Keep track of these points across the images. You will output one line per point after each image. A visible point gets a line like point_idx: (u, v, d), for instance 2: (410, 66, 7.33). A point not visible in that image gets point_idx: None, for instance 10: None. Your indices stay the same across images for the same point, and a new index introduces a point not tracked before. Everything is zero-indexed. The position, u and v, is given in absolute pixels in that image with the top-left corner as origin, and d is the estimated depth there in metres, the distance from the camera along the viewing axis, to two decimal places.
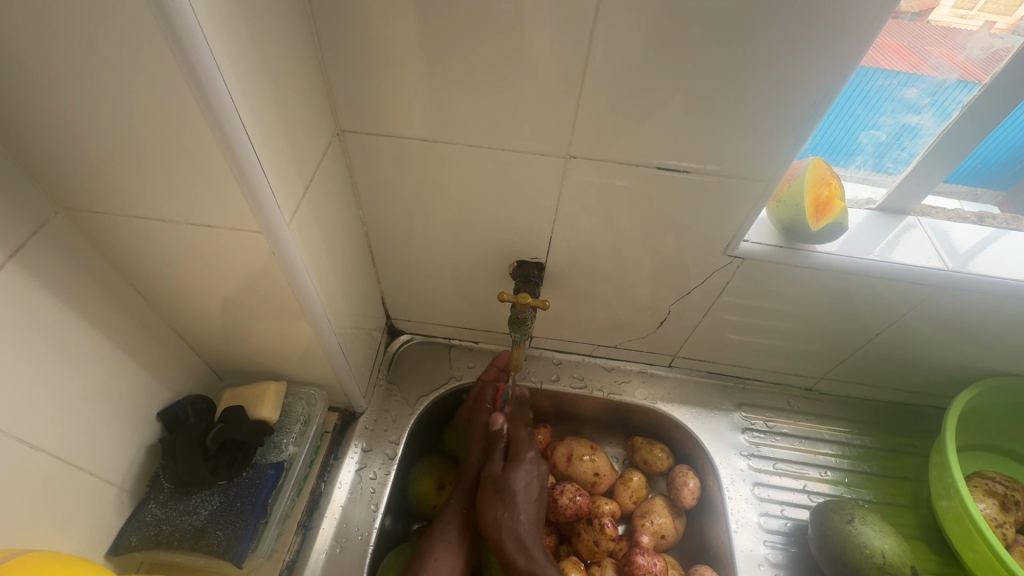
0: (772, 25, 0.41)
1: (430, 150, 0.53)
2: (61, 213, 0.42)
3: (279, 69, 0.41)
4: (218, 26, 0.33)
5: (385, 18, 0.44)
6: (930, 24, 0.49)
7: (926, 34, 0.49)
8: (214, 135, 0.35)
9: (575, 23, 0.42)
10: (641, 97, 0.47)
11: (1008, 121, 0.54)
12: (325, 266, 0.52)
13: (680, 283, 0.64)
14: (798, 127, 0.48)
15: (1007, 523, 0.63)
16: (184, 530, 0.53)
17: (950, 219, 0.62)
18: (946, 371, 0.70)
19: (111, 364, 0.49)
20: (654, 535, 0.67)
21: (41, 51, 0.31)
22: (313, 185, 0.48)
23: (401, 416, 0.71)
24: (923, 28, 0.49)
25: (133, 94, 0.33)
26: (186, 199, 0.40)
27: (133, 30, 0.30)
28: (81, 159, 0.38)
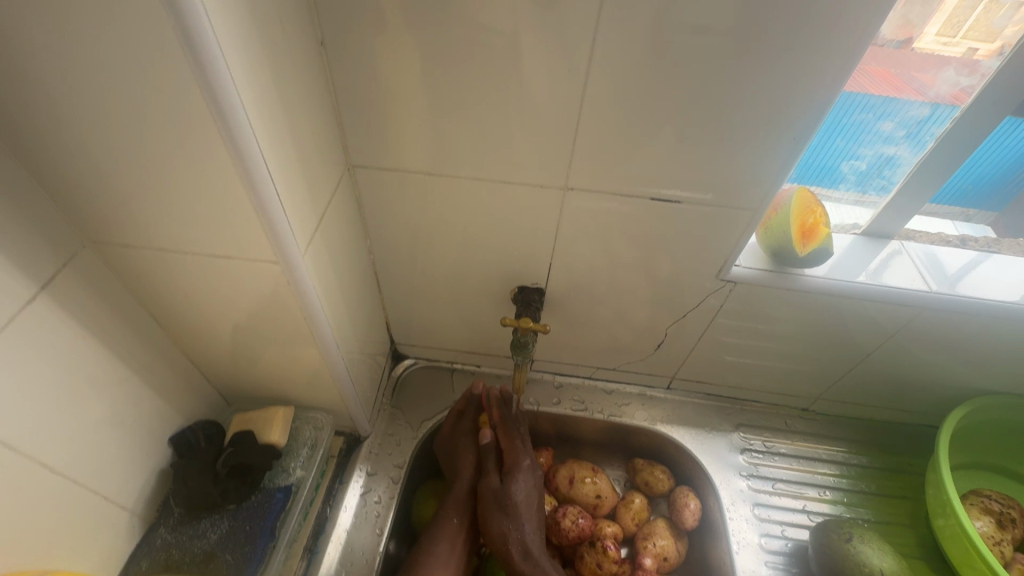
0: (752, 64, 0.44)
1: (435, 183, 0.56)
2: (89, 246, 0.45)
3: (298, 111, 0.44)
4: (245, 74, 0.36)
5: (395, 62, 0.47)
6: (914, 52, 0.51)
7: (913, 62, 0.51)
8: (239, 172, 0.38)
9: (571, 66, 0.46)
10: (634, 131, 0.50)
11: (997, 146, 0.57)
12: (334, 294, 0.55)
13: (676, 306, 0.66)
14: (781, 158, 0.51)
15: (1004, 540, 0.64)
16: (194, 554, 0.54)
17: (933, 242, 0.65)
18: (937, 391, 0.71)
19: (128, 389, 0.51)
20: (656, 557, 0.68)
21: (85, 98, 0.34)
22: (326, 217, 0.51)
23: (405, 440, 0.72)
24: (909, 56, 0.51)
25: (165, 136, 0.36)
26: (208, 231, 0.43)
27: (171, 80, 0.33)
28: (113, 196, 0.40)
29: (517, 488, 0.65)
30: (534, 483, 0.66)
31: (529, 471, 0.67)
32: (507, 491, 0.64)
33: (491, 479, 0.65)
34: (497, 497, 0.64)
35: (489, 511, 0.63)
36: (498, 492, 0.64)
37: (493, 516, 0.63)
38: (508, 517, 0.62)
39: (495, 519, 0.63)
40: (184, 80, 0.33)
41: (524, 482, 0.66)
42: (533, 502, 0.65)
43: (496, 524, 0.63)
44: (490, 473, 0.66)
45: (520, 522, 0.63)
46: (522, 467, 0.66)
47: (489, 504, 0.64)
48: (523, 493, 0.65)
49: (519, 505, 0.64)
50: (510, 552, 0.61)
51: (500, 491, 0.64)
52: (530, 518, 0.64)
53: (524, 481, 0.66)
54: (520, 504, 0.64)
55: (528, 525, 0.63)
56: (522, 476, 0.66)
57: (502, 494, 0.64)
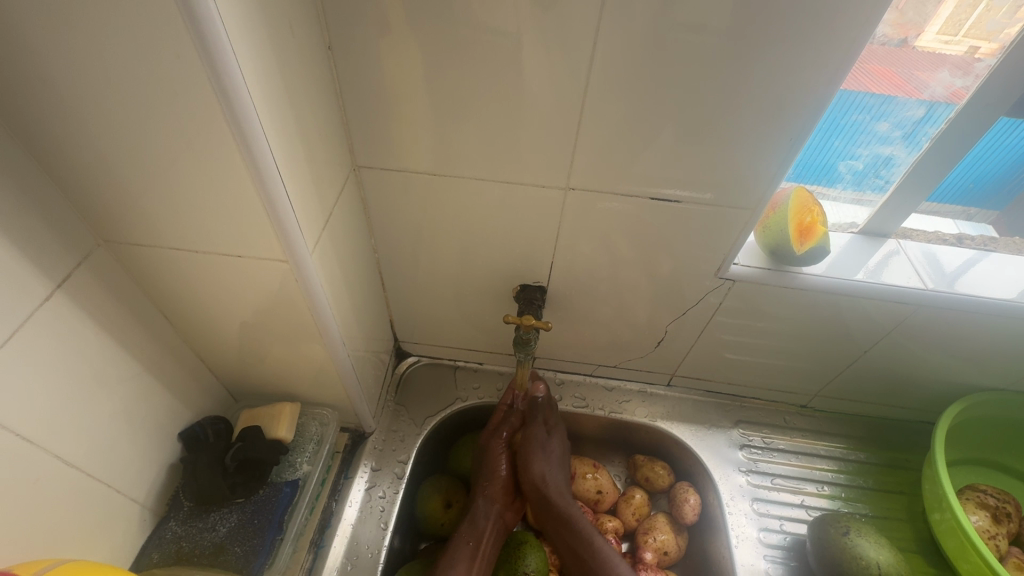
0: (749, 66, 0.45)
1: (439, 183, 0.57)
2: (102, 245, 0.46)
3: (306, 113, 0.45)
4: (256, 77, 0.37)
5: (400, 64, 0.48)
6: (917, 50, 0.51)
7: (914, 59, 0.52)
8: (251, 173, 0.39)
9: (572, 69, 0.47)
10: (634, 132, 0.51)
11: (997, 145, 0.57)
12: (340, 291, 0.56)
13: (676, 305, 0.67)
14: (778, 158, 0.52)
15: (1000, 534, 0.65)
16: (204, 546, 0.55)
17: (929, 241, 0.66)
18: (934, 387, 0.72)
19: (139, 385, 0.52)
20: (657, 552, 0.69)
21: (103, 102, 0.35)
22: (332, 217, 0.52)
23: (409, 436, 0.73)
24: (910, 54, 0.52)
25: (178, 138, 0.37)
26: (219, 231, 0.44)
27: (185, 85, 0.34)
28: (125, 196, 0.41)
29: (554, 442, 0.70)
30: (564, 440, 0.72)
31: (562, 436, 0.72)
32: (549, 441, 0.69)
33: (539, 428, 0.69)
34: (539, 446, 0.68)
35: (534, 450, 0.68)
36: (540, 441, 0.68)
37: (536, 455, 0.67)
38: (548, 461, 0.67)
39: (538, 463, 0.67)
40: (198, 84, 0.34)
41: (560, 437, 0.71)
42: (563, 453, 0.71)
43: (538, 467, 0.67)
44: (535, 424, 0.69)
45: (557, 468, 0.68)
46: (558, 426, 0.72)
47: (534, 450, 0.68)
48: (557, 447, 0.70)
49: (555, 453, 0.69)
50: (549, 493, 0.66)
51: (543, 441, 0.69)
52: (562, 467, 0.69)
53: (561, 436, 0.71)
54: (555, 453, 0.70)
55: (561, 472, 0.68)
56: (557, 433, 0.71)
57: (544, 443, 0.69)
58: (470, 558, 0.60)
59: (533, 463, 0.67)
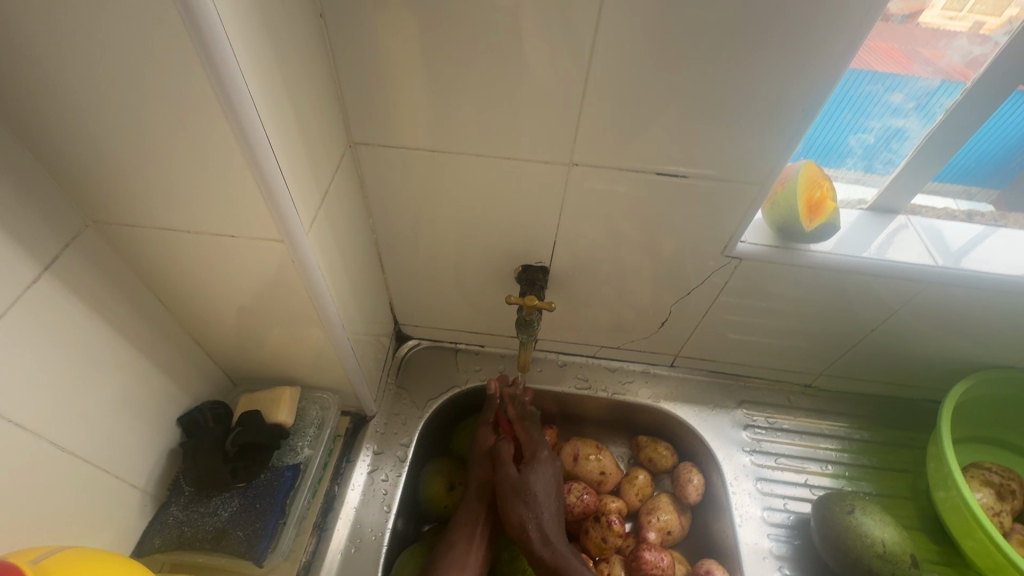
0: (762, 34, 0.43)
1: (439, 159, 0.55)
2: (91, 226, 0.44)
3: (298, 85, 0.43)
4: (245, 47, 0.35)
5: (396, 35, 0.46)
6: (919, 26, 0.50)
7: (915, 35, 0.51)
8: (241, 149, 0.37)
9: (576, 38, 0.45)
10: (640, 105, 0.49)
11: (998, 124, 0.56)
12: (338, 272, 0.54)
13: (680, 285, 0.66)
14: (789, 133, 0.50)
15: (1004, 511, 0.65)
16: (206, 531, 0.55)
17: (940, 217, 0.64)
18: (940, 366, 0.72)
19: (134, 370, 0.51)
20: (660, 531, 0.69)
21: (82, 74, 0.34)
22: (328, 195, 0.50)
23: (411, 420, 0.72)
24: (913, 31, 0.50)
25: (163, 112, 0.35)
26: (212, 211, 0.42)
27: (168, 55, 0.33)
28: (111, 173, 0.40)
29: (535, 480, 0.64)
30: (552, 474, 0.66)
31: (545, 471, 0.65)
32: (525, 483, 0.63)
33: (508, 470, 0.64)
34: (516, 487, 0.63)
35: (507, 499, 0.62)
36: (518, 481, 0.63)
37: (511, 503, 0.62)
38: (528, 505, 0.62)
39: (514, 509, 0.62)
40: (182, 54, 0.32)
41: (542, 473, 0.65)
42: (552, 490, 0.65)
43: (515, 514, 0.62)
44: (507, 464, 0.65)
45: (539, 511, 0.62)
46: (540, 458, 0.66)
47: (508, 495, 0.63)
48: (541, 484, 0.64)
49: (538, 495, 0.63)
50: (530, 539, 0.61)
51: (519, 481, 0.63)
52: (550, 508, 0.63)
53: (542, 473, 0.65)
54: (540, 493, 0.64)
55: (547, 513, 0.62)
56: (540, 467, 0.65)
57: (521, 486, 0.63)
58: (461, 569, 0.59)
59: (509, 510, 0.62)
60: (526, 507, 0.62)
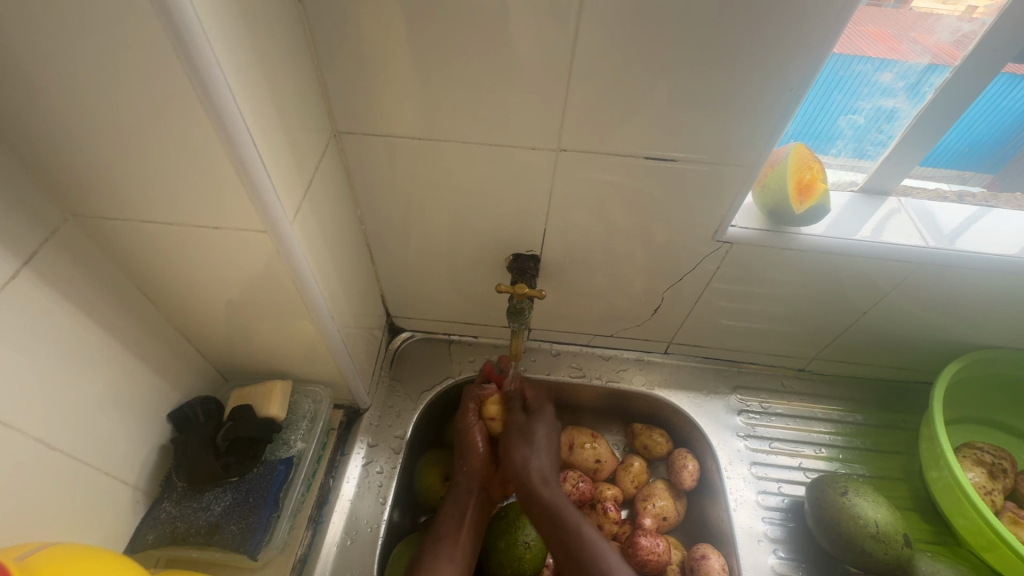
0: (747, 15, 0.43)
1: (425, 148, 0.55)
2: (70, 219, 0.43)
3: (279, 73, 0.42)
4: (221, 34, 0.34)
5: (378, 21, 0.45)
6: (913, 12, 0.51)
7: (908, 21, 0.51)
8: (220, 138, 0.37)
9: (561, 23, 0.44)
10: (628, 90, 0.48)
11: (994, 105, 0.56)
12: (326, 264, 0.54)
13: (672, 271, 0.66)
14: (777, 115, 0.49)
15: (995, 490, 0.65)
16: (199, 525, 0.55)
17: (931, 199, 0.64)
18: (932, 348, 0.72)
19: (120, 366, 0.50)
20: (656, 517, 0.69)
21: (53, 63, 0.33)
22: (313, 186, 0.50)
23: (405, 412, 0.72)
24: (908, 16, 0.51)
25: (138, 102, 0.35)
26: (193, 203, 0.42)
27: (141, 43, 0.32)
28: (88, 165, 0.39)
29: (540, 427, 0.69)
30: (554, 428, 0.70)
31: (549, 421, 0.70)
32: (531, 427, 0.68)
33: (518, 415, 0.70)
34: (520, 431, 0.68)
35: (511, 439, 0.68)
36: (523, 426, 0.69)
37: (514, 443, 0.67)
38: (529, 445, 0.67)
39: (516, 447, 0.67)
40: (155, 41, 0.32)
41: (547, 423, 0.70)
42: (552, 440, 0.69)
43: (516, 454, 0.66)
44: (515, 410, 0.70)
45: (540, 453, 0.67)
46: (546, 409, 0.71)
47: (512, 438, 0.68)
48: (543, 433, 0.69)
49: (540, 440, 0.68)
50: (529, 478, 0.65)
51: (523, 425, 0.69)
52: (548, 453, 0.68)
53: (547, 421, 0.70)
54: (541, 439, 0.68)
55: (546, 457, 0.67)
56: (545, 418, 0.70)
57: (526, 428, 0.68)
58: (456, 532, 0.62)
59: (511, 450, 0.67)
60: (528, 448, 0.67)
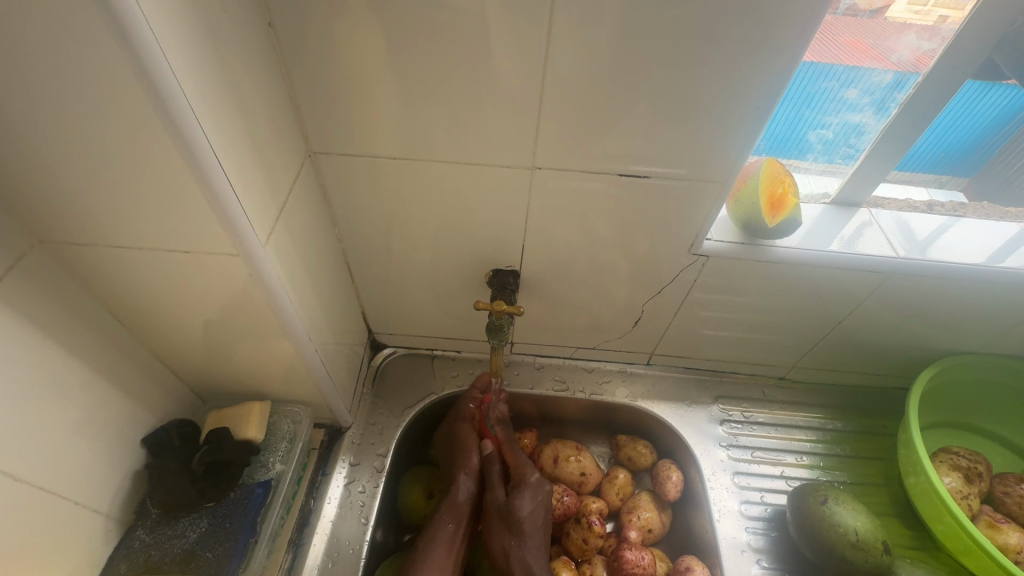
0: (712, 37, 0.44)
1: (402, 167, 0.55)
2: (38, 245, 0.43)
3: (249, 96, 0.42)
4: (186, 60, 0.34)
5: (350, 42, 0.45)
6: (886, 20, 0.52)
7: (884, 31, 0.52)
8: (189, 164, 0.37)
9: (531, 43, 0.45)
10: (599, 108, 0.49)
11: (966, 112, 0.58)
12: (303, 284, 0.53)
13: (651, 283, 0.67)
14: (747, 130, 0.50)
15: (971, 494, 0.66)
16: (174, 553, 0.54)
17: (901, 209, 0.66)
18: (908, 355, 0.73)
19: (92, 392, 0.49)
20: (642, 530, 0.69)
21: (17, 92, 0.32)
22: (287, 206, 0.49)
23: (388, 429, 0.72)
24: (880, 25, 0.52)
25: (104, 127, 0.34)
26: (164, 226, 0.41)
27: (105, 70, 0.32)
28: (53, 191, 0.38)
29: (523, 505, 0.62)
30: (542, 500, 0.63)
31: (537, 492, 0.64)
32: (512, 509, 0.62)
33: (496, 494, 0.64)
34: (502, 514, 0.62)
35: (492, 527, 0.62)
36: (505, 509, 0.62)
37: (495, 532, 0.62)
38: (511, 535, 0.61)
39: (498, 535, 0.62)
40: (119, 68, 0.31)
41: (531, 499, 0.63)
42: (539, 520, 0.62)
43: (500, 542, 0.61)
44: (494, 487, 0.64)
45: (523, 542, 0.61)
46: (529, 483, 0.64)
47: (494, 526, 0.62)
48: (528, 510, 0.62)
49: (524, 523, 0.61)
50: (512, 571, 0.60)
51: (504, 507, 0.62)
52: (535, 538, 0.62)
53: (530, 496, 0.63)
54: (526, 521, 0.62)
55: (533, 545, 0.61)
56: (529, 493, 0.63)
57: (507, 512, 0.62)
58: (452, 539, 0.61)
59: (492, 537, 0.62)
60: (510, 536, 0.61)
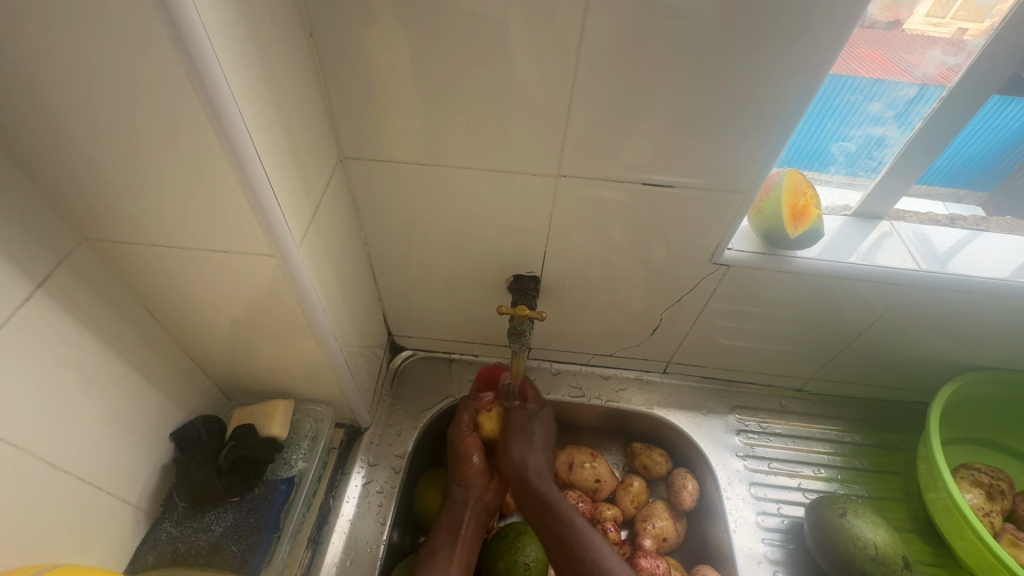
0: (741, 47, 0.45)
1: (428, 172, 0.56)
2: (83, 243, 0.45)
3: (289, 102, 0.44)
4: (236, 69, 0.36)
5: (385, 51, 0.47)
6: (905, 33, 0.52)
7: (902, 43, 0.52)
8: (233, 168, 0.38)
9: (562, 54, 0.46)
10: (625, 118, 0.50)
11: (982, 126, 0.58)
12: (330, 285, 0.54)
13: (671, 291, 0.67)
14: (771, 142, 0.51)
15: (994, 511, 0.65)
16: (200, 546, 0.55)
17: (923, 222, 0.66)
18: (928, 369, 0.73)
19: (126, 386, 0.51)
20: (656, 538, 0.69)
21: (76, 94, 0.34)
22: (319, 210, 0.51)
23: (405, 431, 0.72)
24: (899, 38, 0.52)
25: (156, 132, 0.36)
26: (204, 227, 0.43)
27: (161, 77, 0.33)
28: (102, 191, 0.40)
29: (538, 425, 0.70)
30: (551, 426, 0.71)
31: (548, 421, 0.71)
32: (530, 423, 0.70)
33: (517, 409, 0.70)
34: (520, 428, 0.69)
35: (511, 434, 0.68)
36: (523, 423, 0.69)
37: (514, 438, 0.68)
38: (529, 442, 0.68)
39: (516, 443, 0.68)
40: (175, 76, 0.33)
41: (544, 422, 0.71)
42: (549, 440, 0.70)
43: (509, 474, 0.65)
44: (514, 406, 0.71)
45: (537, 452, 0.67)
46: (543, 409, 0.72)
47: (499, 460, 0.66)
48: (541, 431, 0.70)
49: (539, 437, 0.69)
50: (527, 474, 0.65)
51: (525, 420, 0.69)
52: (545, 452, 0.69)
53: (544, 419, 0.71)
54: (539, 437, 0.69)
55: (543, 455, 0.68)
56: (543, 417, 0.71)
57: (525, 426, 0.69)
58: (450, 546, 0.61)
59: (511, 445, 0.67)
60: (527, 444, 0.68)
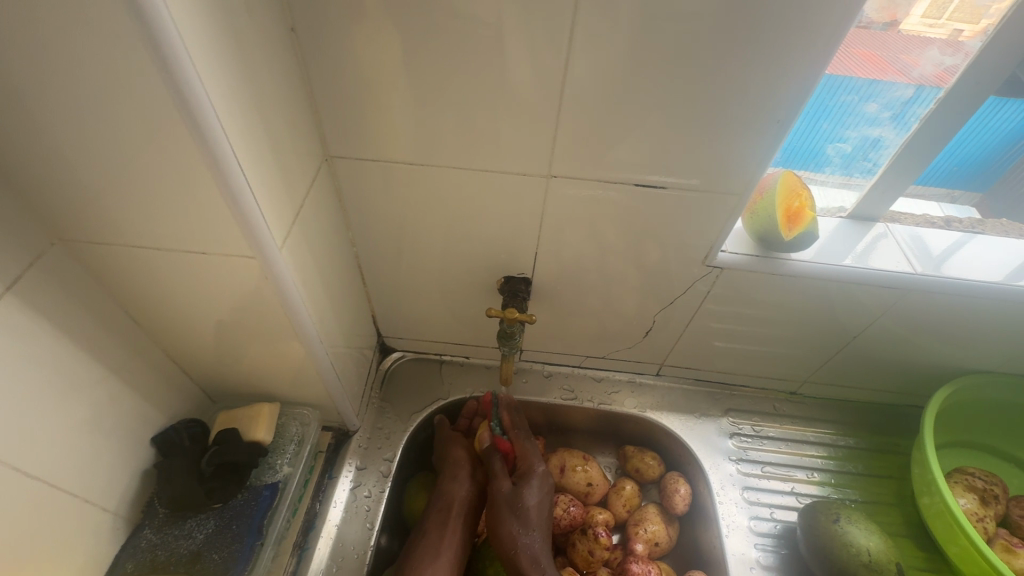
0: (734, 48, 0.44)
1: (417, 172, 0.55)
2: (57, 244, 0.43)
3: (270, 100, 0.42)
4: (212, 68, 0.34)
5: (370, 48, 0.46)
6: (901, 33, 0.50)
7: (897, 43, 0.51)
8: (211, 169, 0.37)
9: (551, 54, 0.45)
10: (617, 119, 0.49)
11: (981, 125, 0.57)
12: (315, 286, 0.53)
13: (663, 293, 0.66)
14: (766, 143, 0.50)
15: (987, 516, 0.65)
16: (180, 554, 0.54)
17: (919, 224, 0.65)
18: (923, 373, 0.72)
19: (105, 390, 0.50)
20: (648, 543, 0.68)
21: (42, 90, 0.33)
22: (304, 209, 0.50)
23: (394, 434, 0.71)
24: (896, 38, 0.51)
25: (128, 130, 0.35)
26: (182, 228, 0.41)
27: (132, 75, 0.32)
28: (76, 191, 0.39)
29: (531, 495, 0.64)
30: (546, 491, 0.65)
31: (542, 481, 0.66)
32: (519, 497, 0.63)
33: (503, 484, 0.64)
34: (509, 503, 0.63)
35: (500, 514, 0.62)
36: (511, 499, 0.63)
37: (503, 519, 0.62)
38: (519, 522, 0.62)
39: (505, 524, 0.62)
40: (147, 74, 0.32)
41: (538, 489, 0.65)
42: (545, 511, 0.64)
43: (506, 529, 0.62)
44: (501, 478, 0.65)
45: (529, 530, 0.62)
46: (536, 472, 0.66)
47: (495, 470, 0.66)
48: (535, 500, 0.64)
49: (530, 512, 0.63)
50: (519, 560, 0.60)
51: (512, 497, 0.63)
52: (538, 525, 0.63)
53: (537, 487, 0.65)
54: (531, 511, 0.63)
55: (537, 534, 0.62)
56: (535, 482, 0.65)
57: (515, 499, 0.63)
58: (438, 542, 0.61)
59: (500, 524, 0.62)
60: (517, 523, 0.62)
